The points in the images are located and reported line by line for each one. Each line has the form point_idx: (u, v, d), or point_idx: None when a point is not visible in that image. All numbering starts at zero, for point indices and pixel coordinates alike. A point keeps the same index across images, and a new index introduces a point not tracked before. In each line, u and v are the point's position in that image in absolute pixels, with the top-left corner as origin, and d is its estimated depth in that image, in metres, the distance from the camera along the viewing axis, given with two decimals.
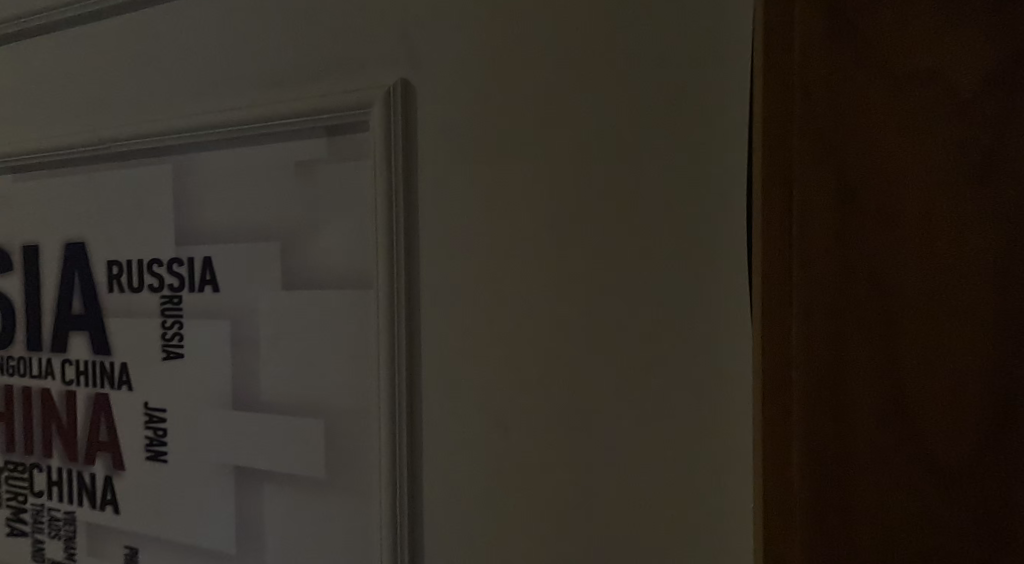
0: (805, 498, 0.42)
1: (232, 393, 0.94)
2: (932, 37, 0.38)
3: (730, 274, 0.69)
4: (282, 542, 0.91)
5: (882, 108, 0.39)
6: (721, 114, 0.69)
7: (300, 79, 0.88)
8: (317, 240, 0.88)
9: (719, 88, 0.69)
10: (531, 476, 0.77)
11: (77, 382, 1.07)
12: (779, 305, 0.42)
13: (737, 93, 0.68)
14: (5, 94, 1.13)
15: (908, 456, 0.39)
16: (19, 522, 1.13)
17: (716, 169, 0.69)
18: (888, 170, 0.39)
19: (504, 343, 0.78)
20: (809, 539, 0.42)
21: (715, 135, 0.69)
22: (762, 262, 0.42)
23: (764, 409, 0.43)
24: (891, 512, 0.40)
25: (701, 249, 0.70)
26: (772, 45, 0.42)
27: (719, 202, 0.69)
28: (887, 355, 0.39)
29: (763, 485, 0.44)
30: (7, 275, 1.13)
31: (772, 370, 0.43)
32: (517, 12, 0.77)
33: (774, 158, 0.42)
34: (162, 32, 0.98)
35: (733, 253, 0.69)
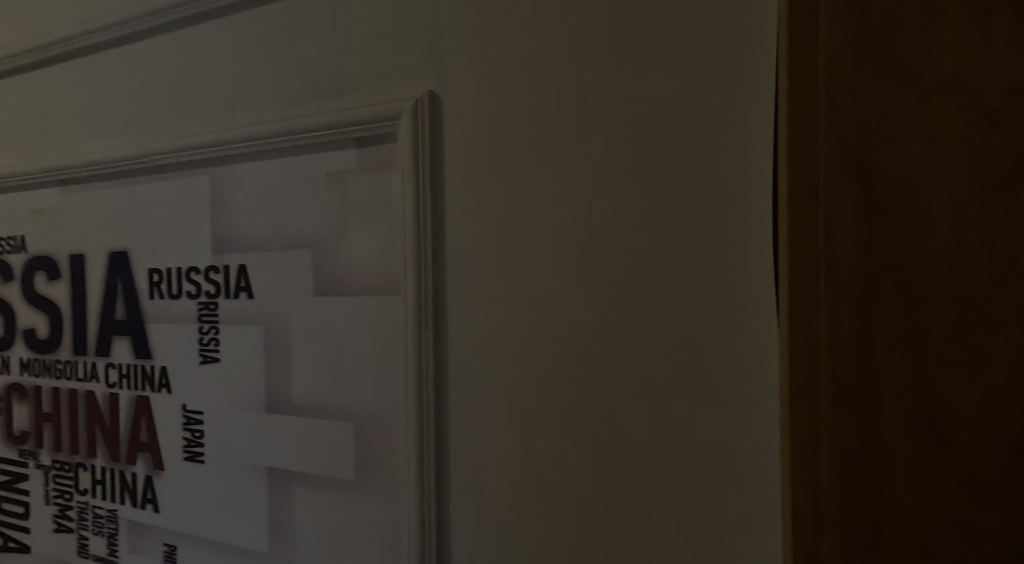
0: (836, 506, 0.42)
1: (266, 396, 0.97)
2: (959, 46, 0.39)
3: (757, 280, 0.69)
4: (313, 541, 0.93)
5: (908, 117, 0.40)
6: (747, 122, 0.70)
7: (331, 92, 0.91)
8: (349, 247, 0.90)
9: (744, 97, 0.70)
10: (559, 479, 0.79)
11: (119, 385, 1.11)
12: (806, 310, 0.43)
13: (763, 101, 0.69)
14: (52, 109, 1.17)
15: (940, 461, 0.40)
16: (65, 519, 1.17)
17: (742, 176, 0.70)
18: (918, 180, 0.40)
19: (531, 348, 0.80)
20: (840, 546, 0.42)
21: (742, 142, 0.70)
22: (790, 271, 0.43)
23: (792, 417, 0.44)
24: (923, 516, 0.40)
25: (728, 255, 0.71)
26: (796, 52, 0.43)
27: (745, 210, 0.70)
28: (916, 360, 0.40)
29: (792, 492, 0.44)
30: (54, 281, 1.17)
31: (800, 377, 0.43)
32: (541, 25, 0.79)
33: (800, 167, 0.43)
34: (201, 48, 1.01)
35: (760, 259, 0.69)
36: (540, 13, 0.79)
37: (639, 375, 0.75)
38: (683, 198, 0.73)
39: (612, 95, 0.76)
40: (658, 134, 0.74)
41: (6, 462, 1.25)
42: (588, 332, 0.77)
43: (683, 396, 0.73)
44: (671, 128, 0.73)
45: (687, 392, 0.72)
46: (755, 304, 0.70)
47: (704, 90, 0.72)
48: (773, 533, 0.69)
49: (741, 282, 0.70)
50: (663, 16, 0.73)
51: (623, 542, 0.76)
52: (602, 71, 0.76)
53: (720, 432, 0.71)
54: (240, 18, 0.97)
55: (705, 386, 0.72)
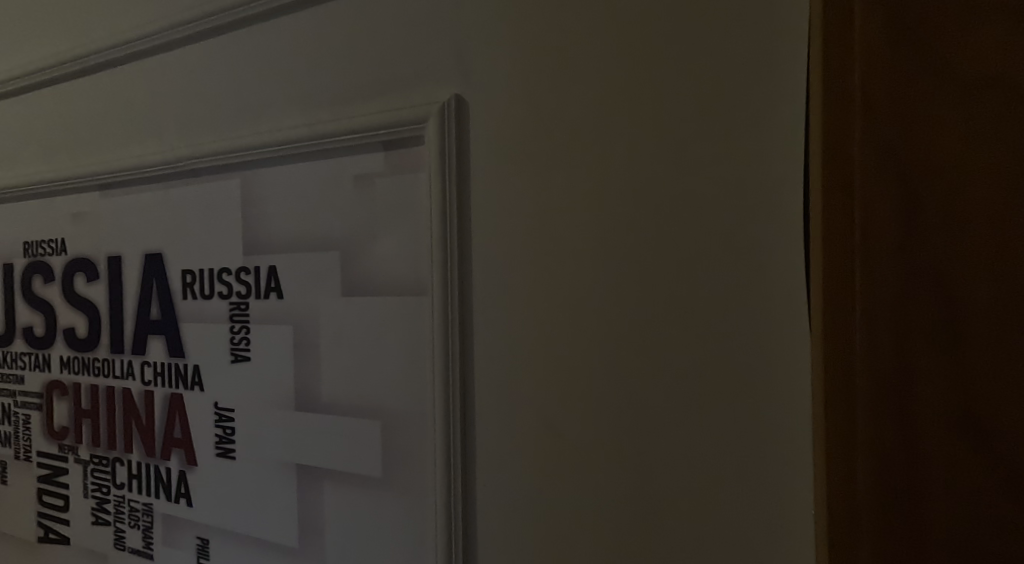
0: (874, 505, 0.42)
1: (295, 394, 0.99)
2: (999, 45, 0.39)
3: (789, 282, 0.69)
4: (341, 537, 0.95)
5: (947, 115, 0.40)
6: (777, 124, 0.70)
7: (359, 96, 0.92)
8: (377, 249, 0.92)
9: (774, 98, 0.70)
10: (587, 480, 0.79)
11: (154, 383, 1.14)
12: (841, 310, 0.42)
13: (793, 102, 0.69)
14: (92, 116, 1.21)
15: (979, 461, 0.40)
16: (103, 512, 1.21)
17: (772, 178, 0.70)
18: (957, 178, 0.40)
19: (557, 347, 0.80)
20: (878, 546, 0.42)
21: (773, 143, 0.70)
22: (824, 273, 0.43)
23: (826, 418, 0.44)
24: (962, 515, 0.40)
25: (758, 257, 0.70)
26: (829, 48, 0.42)
27: (775, 211, 0.70)
28: (954, 359, 0.40)
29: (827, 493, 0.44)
30: (92, 282, 1.21)
31: (835, 378, 0.43)
32: (567, 28, 0.79)
33: (834, 166, 0.43)
34: (234, 54, 1.03)
35: (791, 261, 0.69)
36: (565, 17, 0.79)
37: (667, 377, 0.75)
38: (711, 200, 0.72)
39: (640, 98, 0.76)
40: (687, 136, 0.74)
41: (47, 456, 1.29)
42: (615, 334, 0.77)
43: (711, 398, 0.73)
44: (699, 130, 0.73)
45: (716, 394, 0.72)
46: (783, 305, 0.69)
47: (733, 92, 0.71)
48: (803, 535, 0.69)
49: (770, 284, 0.70)
50: (691, 19, 0.73)
51: (647, 540, 0.76)
52: (630, 74, 0.76)
53: (750, 434, 0.71)
54: (271, 24, 0.99)
55: (734, 389, 0.72)
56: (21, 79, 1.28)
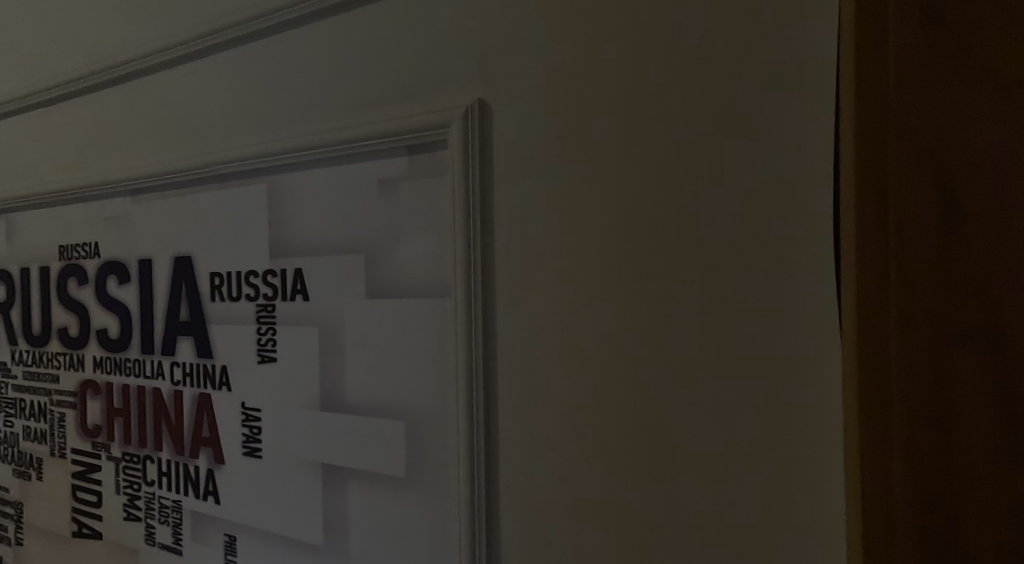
0: (912, 500, 0.43)
1: (321, 394, 1.00)
2: None
3: (818, 286, 0.69)
4: (365, 536, 0.96)
5: (983, 115, 0.41)
6: (806, 126, 0.69)
7: (384, 102, 0.94)
8: (400, 252, 0.93)
9: (803, 101, 0.69)
10: (612, 483, 0.79)
11: (183, 383, 1.16)
12: (876, 313, 0.43)
13: (823, 105, 0.68)
14: (124, 123, 1.24)
15: (1015, 449, 0.41)
16: (134, 508, 1.24)
17: (801, 181, 0.69)
18: (996, 176, 0.41)
19: (580, 350, 0.81)
20: (917, 540, 0.43)
21: (801, 146, 0.69)
22: (859, 273, 0.43)
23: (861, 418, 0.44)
24: (1000, 502, 0.41)
25: (786, 261, 0.70)
26: (862, 48, 0.43)
27: (804, 215, 0.69)
28: (991, 352, 0.41)
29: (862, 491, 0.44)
30: (124, 284, 1.24)
31: (870, 376, 0.43)
32: (591, 31, 0.80)
33: (868, 167, 0.43)
34: (262, 60, 1.05)
35: (819, 265, 0.68)
36: (588, 21, 0.80)
37: (691, 381, 0.75)
38: (738, 203, 0.72)
39: (666, 102, 0.76)
40: (713, 139, 0.73)
41: (81, 453, 1.32)
42: (640, 337, 0.77)
43: (736, 403, 0.72)
44: (725, 133, 0.73)
45: (741, 399, 0.72)
46: (808, 309, 0.69)
47: (761, 95, 0.71)
48: (827, 538, 0.68)
49: (797, 288, 0.69)
50: (718, 23, 0.73)
51: (671, 543, 0.76)
52: (656, 78, 0.76)
53: (777, 439, 0.70)
54: (299, 31, 1.01)
55: (761, 393, 0.71)
56: (58, 88, 1.32)
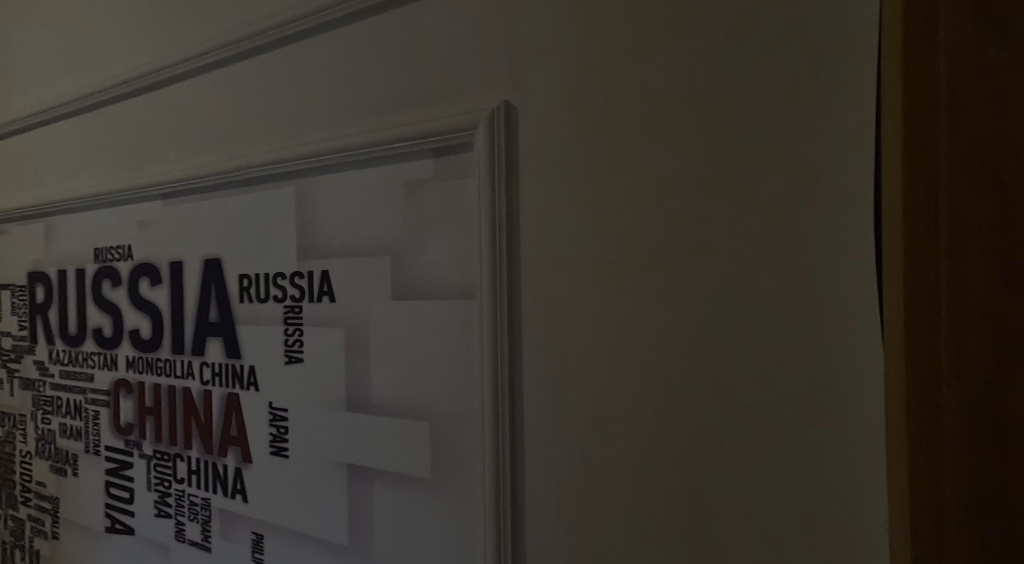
0: (958, 442, 0.52)
1: (347, 395, 1.01)
2: None
3: (854, 287, 0.68)
4: (390, 536, 0.96)
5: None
6: (844, 126, 0.68)
7: (410, 106, 0.94)
8: (425, 254, 0.93)
9: (841, 100, 0.68)
10: (640, 487, 0.79)
11: (213, 382, 1.18)
12: (924, 284, 0.53)
13: (861, 105, 0.67)
14: (159, 128, 1.27)
15: None
16: (165, 505, 1.26)
17: (839, 181, 0.68)
18: None
19: (607, 353, 0.80)
20: (964, 473, 0.52)
21: (833, 146, 0.68)
22: (909, 251, 0.54)
23: (911, 371, 0.54)
24: None
25: (821, 262, 0.69)
26: (913, 70, 0.53)
27: (842, 216, 0.68)
28: None
29: (912, 431, 0.54)
30: (157, 286, 1.26)
31: (919, 337, 0.53)
32: (618, 33, 0.80)
33: (919, 166, 0.53)
34: (292, 65, 1.07)
35: (857, 267, 0.67)
36: (616, 24, 0.80)
37: (717, 385, 0.74)
38: (770, 204, 0.71)
39: (698, 102, 0.75)
40: (745, 140, 0.73)
41: (114, 450, 1.35)
42: (666, 339, 0.77)
43: (767, 406, 0.72)
44: (758, 133, 0.72)
45: (773, 402, 0.71)
46: (838, 312, 0.68)
47: (797, 94, 0.70)
48: (857, 545, 0.68)
49: (831, 290, 0.69)
50: (753, 22, 0.72)
51: (696, 548, 0.76)
52: (685, 78, 0.76)
53: (811, 444, 0.70)
54: (329, 36, 1.02)
55: (790, 397, 0.71)
56: (95, 95, 1.35)
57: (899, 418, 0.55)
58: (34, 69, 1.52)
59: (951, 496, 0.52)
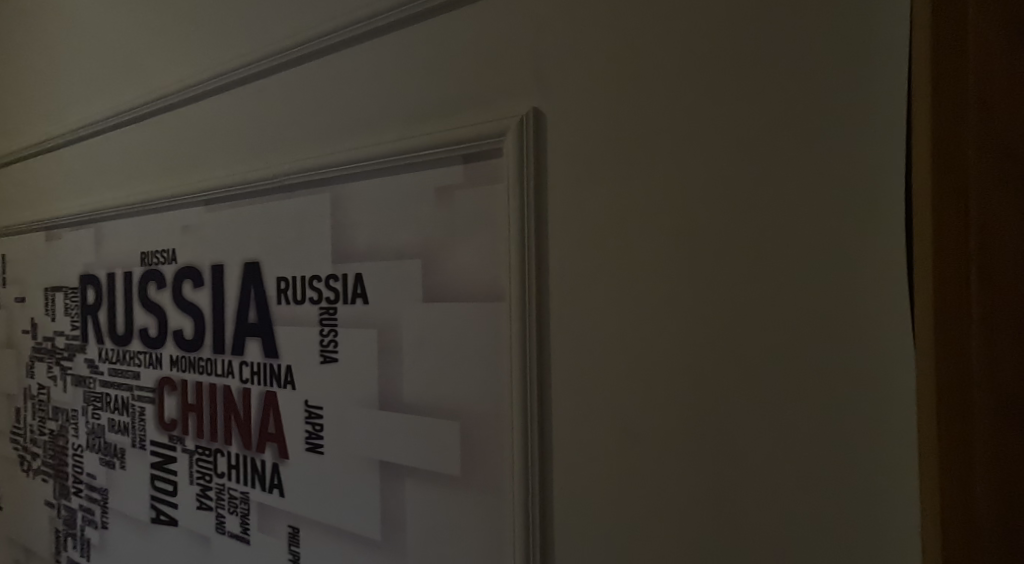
0: (987, 418, 0.55)
1: (380, 394, 1.04)
2: None
3: (882, 291, 0.68)
4: (421, 532, 0.99)
5: None
6: (874, 130, 0.69)
7: (441, 113, 0.97)
8: (456, 257, 0.95)
9: (872, 104, 0.69)
10: (668, 487, 0.80)
11: (252, 381, 1.22)
12: (952, 271, 0.57)
13: (893, 110, 0.68)
14: (202, 136, 1.31)
15: None
16: (206, 498, 1.31)
17: (866, 183, 0.69)
18: None
19: (635, 353, 0.82)
20: (991, 448, 0.55)
21: (860, 151, 0.69)
22: (938, 241, 0.57)
23: (941, 354, 0.57)
24: None
25: (850, 264, 0.70)
26: (939, 71, 0.57)
27: (870, 217, 0.69)
28: None
29: (939, 410, 0.57)
30: (199, 288, 1.31)
31: (950, 322, 0.57)
32: (646, 41, 0.81)
33: (947, 160, 0.57)
34: (327, 75, 1.10)
35: (887, 269, 0.68)
36: (643, 32, 0.81)
37: (743, 387, 0.75)
38: (797, 206, 0.72)
39: (725, 107, 0.76)
40: (774, 143, 0.73)
41: (159, 445, 1.40)
42: (693, 341, 0.78)
43: (793, 408, 0.72)
44: (786, 136, 0.73)
45: (798, 403, 0.72)
46: (864, 315, 0.69)
47: (826, 98, 0.71)
48: (885, 544, 0.68)
49: (860, 292, 0.69)
50: (782, 26, 0.73)
51: (723, 546, 0.76)
52: (712, 85, 0.77)
53: (839, 445, 0.70)
54: (363, 47, 1.05)
55: (816, 399, 0.71)
56: (145, 104, 1.40)
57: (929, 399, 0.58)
58: (85, 82, 1.58)
59: (979, 468, 0.55)
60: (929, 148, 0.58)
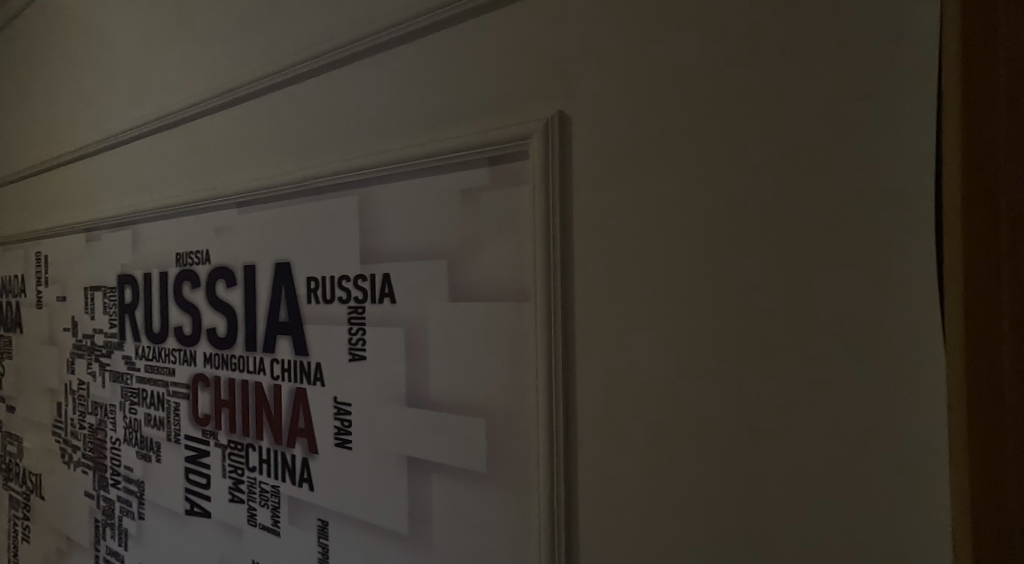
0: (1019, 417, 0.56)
1: (407, 392, 1.05)
2: None
3: (910, 295, 0.68)
4: (447, 528, 1.00)
5: None
6: (902, 133, 0.68)
7: (467, 118, 0.98)
8: (481, 259, 0.96)
9: (900, 107, 0.68)
10: (693, 487, 0.80)
11: (282, 377, 1.24)
12: (982, 271, 0.56)
13: (922, 114, 0.67)
14: (236, 139, 1.34)
15: None
16: (238, 491, 1.34)
17: (895, 186, 0.68)
18: None
19: (660, 355, 0.82)
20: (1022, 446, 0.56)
21: (890, 155, 0.69)
22: (967, 242, 0.57)
23: (970, 356, 0.57)
24: None
25: (877, 269, 0.69)
26: (971, 69, 0.57)
27: (899, 221, 0.68)
28: None
29: (969, 410, 0.57)
30: (232, 287, 1.33)
31: (981, 322, 0.57)
32: (672, 44, 0.81)
33: (979, 159, 0.56)
34: (356, 79, 1.12)
35: (915, 274, 0.68)
36: (669, 35, 0.81)
37: (768, 392, 0.75)
38: (823, 209, 0.72)
39: (751, 111, 0.76)
40: (800, 146, 0.73)
41: (193, 439, 1.44)
42: (719, 343, 0.78)
43: (816, 413, 0.72)
44: (813, 140, 0.72)
45: (823, 408, 0.72)
46: (891, 319, 0.69)
47: (854, 102, 0.70)
48: (912, 548, 0.68)
49: (887, 297, 0.69)
50: (810, 28, 0.72)
51: (748, 546, 0.77)
52: (738, 88, 0.77)
53: (865, 449, 0.70)
54: (391, 52, 1.07)
55: (841, 403, 0.71)
56: (181, 110, 1.44)
57: (956, 398, 0.58)
58: (124, 89, 1.63)
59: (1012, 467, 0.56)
60: (960, 147, 0.57)
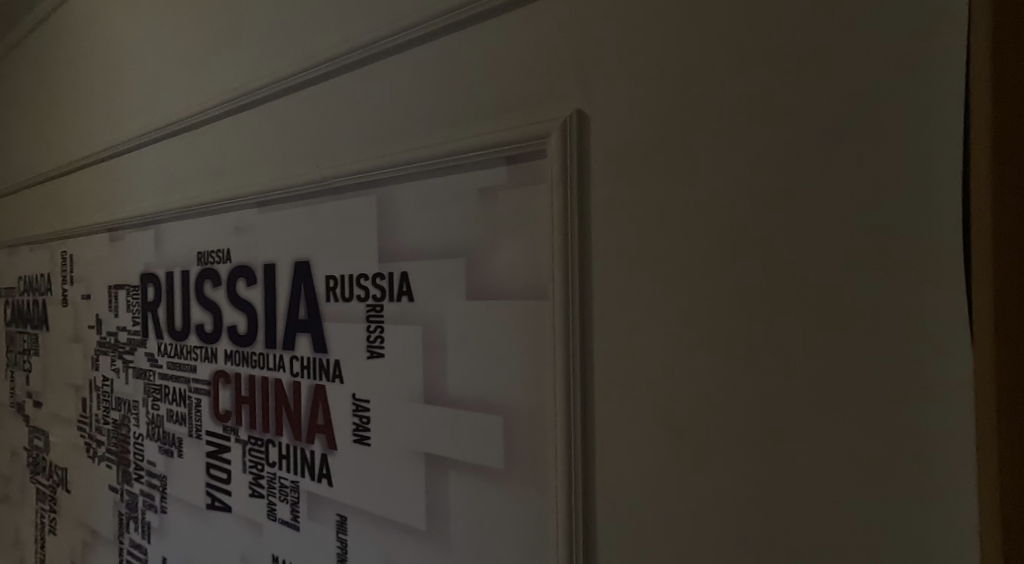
0: None
1: (425, 390, 1.06)
2: None
3: (933, 296, 0.67)
4: (464, 525, 1.01)
5: None
6: (926, 132, 0.67)
7: (485, 118, 0.98)
8: (498, 260, 0.97)
9: (924, 106, 0.67)
10: (712, 486, 0.80)
11: (302, 374, 1.26)
12: (1012, 266, 0.57)
13: (948, 112, 0.66)
14: (257, 138, 1.35)
15: None
16: (258, 486, 1.36)
17: (918, 186, 0.68)
18: None
19: (678, 354, 0.82)
20: None
21: (913, 154, 0.68)
22: (996, 237, 0.57)
23: (998, 351, 0.57)
24: None
25: (899, 269, 0.69)
26: (1001, 66, 0.57)
27: (922, 222, 0.67)
28: None
29: (998, 406, 0.57)
30: (252, 285, 1.35)
31: (1010, 317, 0.57)
32: (692, 42, 0.80)
33: (1009, 154, 0.57)
34: (376, 78, 1.12)
35: (937, 276, 0.67)
36: (689, 34, 0.81)
37: (786, 393, 0.75)
38: (844, 210, 0.71)
39: (772, 109, 0.75)
40: (821, 146, 0.72)
41: (214, 435, 1.46)
42: (738, 343, 0.78)
43: (835, 415, 0.72)
44: (833, 140, 0.72)
45: (842, 410, 0.72)
46: (913, 321, 0.68)
47: (877, 101, 0.70)
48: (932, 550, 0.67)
49: (909, 299, 0.68)
50: (832, 27, 0.72)
51: (767, 546, 0.76)
52: (758, 86, 0.76)
53: (886, 452, 0.70)
54: (410, 52, 1.07)
55: (861, 405, 0.71)
56: (203, 111, 1.46)
57: (982, 394, 0.58)
58: (147, 90, 1.65)
59: None
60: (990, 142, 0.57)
